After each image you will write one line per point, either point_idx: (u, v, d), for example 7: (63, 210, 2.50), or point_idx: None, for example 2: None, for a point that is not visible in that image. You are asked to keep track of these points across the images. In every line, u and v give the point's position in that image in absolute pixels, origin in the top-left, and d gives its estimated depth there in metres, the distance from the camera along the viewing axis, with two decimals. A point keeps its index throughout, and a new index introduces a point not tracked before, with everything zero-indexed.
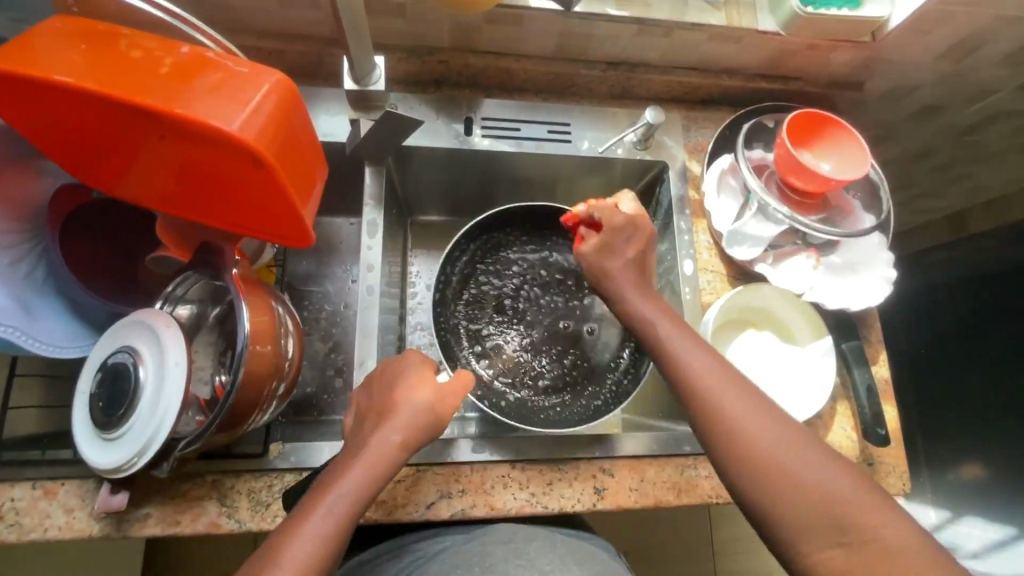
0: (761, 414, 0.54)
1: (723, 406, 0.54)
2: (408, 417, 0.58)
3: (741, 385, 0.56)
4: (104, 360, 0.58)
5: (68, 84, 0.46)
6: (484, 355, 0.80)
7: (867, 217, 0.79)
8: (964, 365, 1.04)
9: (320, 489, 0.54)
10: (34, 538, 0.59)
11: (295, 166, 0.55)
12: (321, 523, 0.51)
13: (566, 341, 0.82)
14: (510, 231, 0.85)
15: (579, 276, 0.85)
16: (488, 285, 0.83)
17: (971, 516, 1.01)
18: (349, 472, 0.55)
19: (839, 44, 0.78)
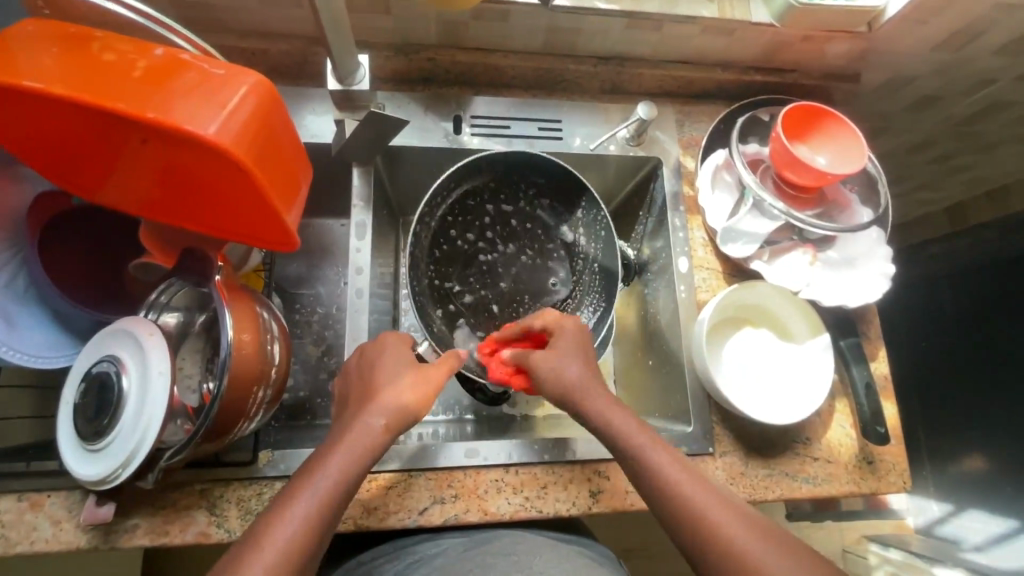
0: (744, 522, 0.52)
1: (707, 523, 0.52)
2: (391, 402, 0.58)
3: (721, 500, 0.54)
4: (88, 370, 0.57)
5: (38, 90, 0.45)
6: (455, 313, 0.77)
7: (865, 211, 0.77)
8: (966, 358, 1.02)
9: (304, 473, 0.53)
10: (21, 550, 0.58)
11: (276, 169, 0.54)
12: (306, 507, 0.51)
13: (535, 293, 0.80)
14: (479, 180, 0.78)
15: (547, 223, 0.81)
16: (460, 240, 0.79)
17: (973, 510, 1.02)
18: (334, 455, 0.54)
19: (834, 35, 0.77)
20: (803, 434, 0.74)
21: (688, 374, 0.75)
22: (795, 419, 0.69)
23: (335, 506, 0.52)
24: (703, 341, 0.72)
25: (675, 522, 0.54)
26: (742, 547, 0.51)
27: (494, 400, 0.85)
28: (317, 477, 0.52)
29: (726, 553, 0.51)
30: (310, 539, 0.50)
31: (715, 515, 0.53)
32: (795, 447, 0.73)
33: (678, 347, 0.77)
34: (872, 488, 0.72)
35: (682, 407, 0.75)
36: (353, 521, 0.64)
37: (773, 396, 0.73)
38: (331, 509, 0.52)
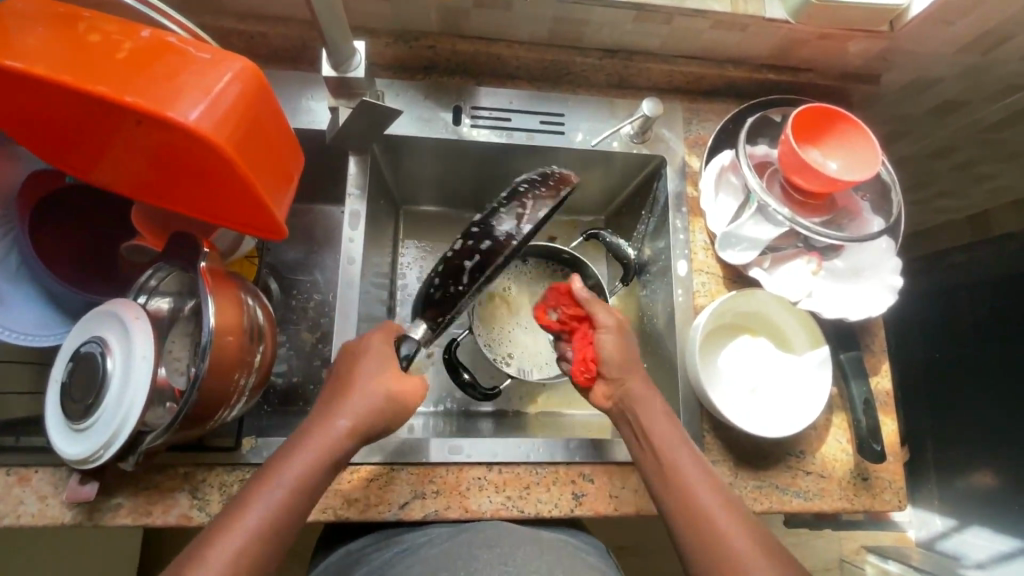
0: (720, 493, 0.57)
1: (689, 493, 0.57)
2: (361, 402, 0.57)
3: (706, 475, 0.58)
4: (75, 350, 0.58)
5: (20, 70, 0.44)
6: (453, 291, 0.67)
7: (877, 220, 0.74)
8: (973, 371, 1.00)
9: (263, 476, 0.52)
10: (8, 523, 0.59)
11: (262, 158, 0.53)
12: (260, 513, 0.50)
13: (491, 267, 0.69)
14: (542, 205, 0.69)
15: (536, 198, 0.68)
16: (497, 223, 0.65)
17: (976, 526, 1.01)
18: (297, 460, 0.53)
19: (853, 34, 0.73)
20: (797, 447, 0.72)
21: (680, 380, 0.73)
22: (785, 432, 0.67)
23: (297, 508, 0.52)
24: (696, 353, 0.70)
25: (660, 490, 0.58)
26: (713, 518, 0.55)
27: (487, 395, 0.80)
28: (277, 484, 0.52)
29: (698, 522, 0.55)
30: (267, 546, 0.50)
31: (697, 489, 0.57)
32: (787, 460, 0.71)
33: (672, 352, 0.75)
34: (865, 506, 0.70)
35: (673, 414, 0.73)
36: (334, 512, 0.64)
37: (767, 407, 0.71)
38: (290, 513, 0.52)
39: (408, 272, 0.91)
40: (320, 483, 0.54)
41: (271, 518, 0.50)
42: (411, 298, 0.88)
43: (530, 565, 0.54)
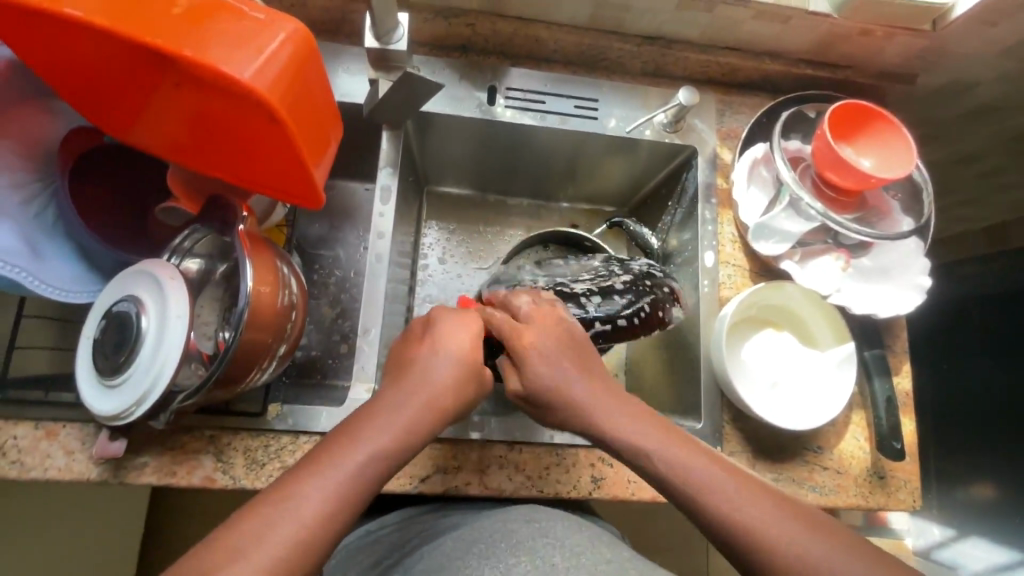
0: (779, 508, 0.49)
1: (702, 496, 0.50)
2: (449, 388, 0.54)
3: (754, 488, 0.50)
4: (109, 308, 0.58)
5: (76, 19, 0.44)
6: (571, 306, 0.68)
7: (907, 220, 0.74)
8: (985, 378, 1.00)
9: (347, 437, 0.48)
10: (35, 476, 0.59)
11: (306, 123, 0.54)
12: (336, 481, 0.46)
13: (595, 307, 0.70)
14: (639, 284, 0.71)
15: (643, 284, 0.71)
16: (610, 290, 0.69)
17: (975, 537, 1.01)
18: (384, 424, 0.50)
19: (895, 31, 0.73)
20: (815, 443, 0.72)
21: (702, 370, 0.73)
22: (807, 426, 0.67)
23: (360, 496, 0.47)
24: (722, 343, 0.70)
25: (731, 542, 0.48)
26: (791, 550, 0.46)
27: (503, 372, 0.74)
28: (336, 471, 0.46)
29: (780, 560, 0.46)
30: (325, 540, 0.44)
31: (750, 513, 0.48)
32: (804, 454, 0.72)
33: (694, 343, 0.75)
34: (880, 504, 0.71)
35: (692, 402, 0.74)
36: None
37: (789, 402, 0.71)
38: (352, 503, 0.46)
39: (430, 252, 0.91)
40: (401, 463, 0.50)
41: (333, 506, 0.45)
42: (432, 278, 0.88)
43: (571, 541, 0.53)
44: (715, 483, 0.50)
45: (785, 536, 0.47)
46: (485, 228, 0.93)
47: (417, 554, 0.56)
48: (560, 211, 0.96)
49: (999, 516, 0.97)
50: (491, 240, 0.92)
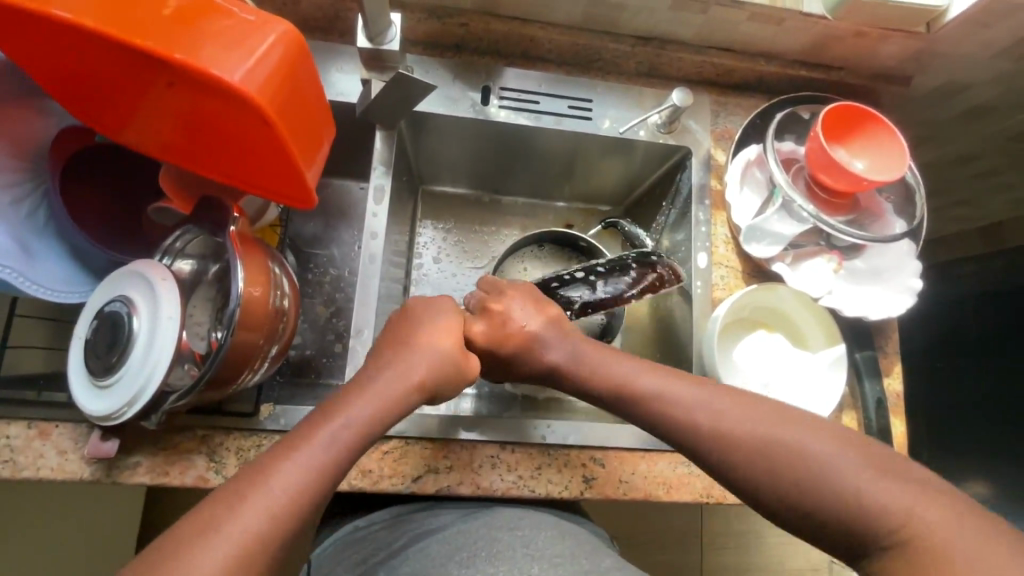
0: (829, 439, 0.51)
1: (720, 423, 0.54)
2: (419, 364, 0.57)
3: (767, 413, 0.53)
4: (101, 308, 0.58)
5: (66, 21, 0.44)
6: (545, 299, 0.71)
7: (899, 222, 0.75)
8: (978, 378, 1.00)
9: (329, 412, 0.50)
10: (27, 476, 0.59)
11: (298, 123, 0.54)
12: (316, 454, 0.46)
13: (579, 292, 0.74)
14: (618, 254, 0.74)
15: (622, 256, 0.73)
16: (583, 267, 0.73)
17: None
18: (361, 399, 0.52)
19: (888, 33, 0.73)
20: None
21: (696, 371, 0.74)
22: None
23: (334, 476, 0.47)
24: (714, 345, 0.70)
25: (751, 467, 0.52)
26: (849, 487, 0.48)
27: None
28: (323, 439, 0.47)
29: (803, 473, 0.50)
30: (300, 520, 0.44)
31: (768, 428, 0.52)
32: None
33: (687, 344, 0.76)
34: None
35: None
36: (347, 482, 0.65)
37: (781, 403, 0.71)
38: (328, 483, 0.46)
39: (424, 251, 0.90)
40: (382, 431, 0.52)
41: (306, 484, 0.45)
42: (426, 277, 0.88)
43: (550, 553, 0.53)
44: (722, 412, 0.54)
45: (811, 453, 0.50)
46: (480, 227, 0.93)
47: (403, 554, 0.56)
48: (555, 210, 0.95)
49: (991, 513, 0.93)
50: (486, 239, 0.92)
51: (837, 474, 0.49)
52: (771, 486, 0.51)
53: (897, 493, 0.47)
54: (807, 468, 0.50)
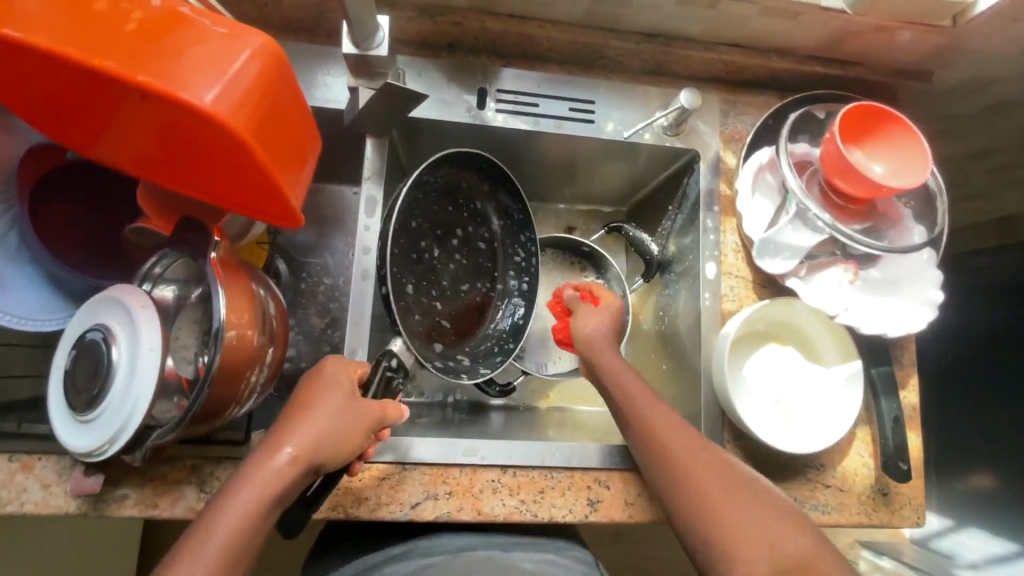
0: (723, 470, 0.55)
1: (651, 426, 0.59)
2: (305, 431, 0.52)
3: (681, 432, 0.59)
4: (78, 338, 0.56)
5: (19, 40, 0.41)
6: (434, 288, 0.75)
7: (918, 228, 0.71)
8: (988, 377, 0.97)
9: (269, 447, 0.51)
10: (11, 511, 0.57)
11: (278, 142, 0.50)
12: (244, 501, 0.48)
13: (481, 268, 0.80)
14: (478, 198, 0.79)
15: (462, 209, 0.78)
16: (448, 237, 0.77)
17: (972, 528, 0.95)
18: (295, 435, 0.51)
19: (912, 27, 0.68)
20: (818, 459, 0.70)
21: (704, 387, 0.71)
22: (809, 449, 0.65)
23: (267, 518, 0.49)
24: (725, 362, 0.67)
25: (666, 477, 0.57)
26: (741, 535, 0.51)
27: (503, 393, 0.80)
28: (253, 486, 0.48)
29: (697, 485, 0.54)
30: None
31: (676, 442, 0.58)
32: (807, 472, 0.69)
33: (695, 357, 0.73)
34: (883, 521, 0.69)
35: (692, 420, 0.71)
36: (343, 510, 0.62)
37: (792, 419, 0.69)
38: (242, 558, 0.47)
39: None
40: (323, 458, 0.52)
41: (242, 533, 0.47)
42: None
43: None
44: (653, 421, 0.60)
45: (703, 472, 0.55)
46: None
47: None
48: (555, 213, 0.92)
49: (995, 507, 0.93)
50: None
51: (723, 499, 0.53)
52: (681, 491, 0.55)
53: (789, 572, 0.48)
54: (703, 485, 0.54)
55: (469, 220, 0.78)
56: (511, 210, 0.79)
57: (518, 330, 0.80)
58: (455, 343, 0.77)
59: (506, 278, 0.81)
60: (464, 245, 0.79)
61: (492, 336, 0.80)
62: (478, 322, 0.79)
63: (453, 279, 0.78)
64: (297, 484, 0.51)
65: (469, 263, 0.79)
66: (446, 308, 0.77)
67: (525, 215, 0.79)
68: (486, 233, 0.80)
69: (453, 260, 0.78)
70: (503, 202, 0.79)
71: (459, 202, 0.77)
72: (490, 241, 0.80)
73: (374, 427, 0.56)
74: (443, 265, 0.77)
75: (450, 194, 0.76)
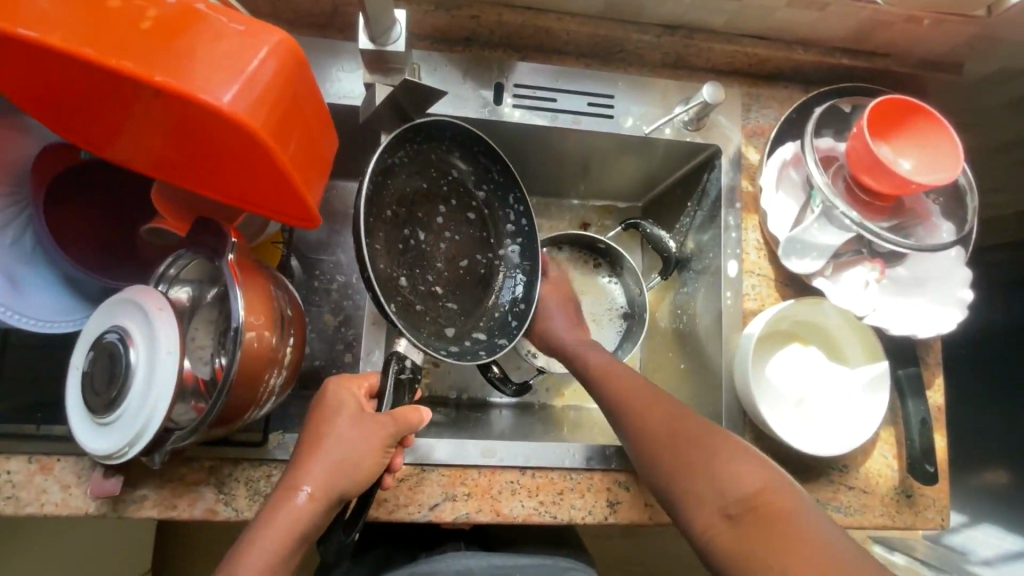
0: (695, 435, 0.54)
1: (626, 397, 0.61)
2: (322, 463, 0.52)
3: (653, 401, 0.59)
4: (95, 339, 0.55)
5: (33, 39, 0.40)
6: (428, 273, 0.70)
7: (947, 226, 0.69)
8: (1008, 373, 0.94)
9: (286, 487, 0.51)
10: (31, 512, 0.57)
11: (296, 140, 0.49)
12: (268, 540, 0.49)
13: (474, 241, 0.74)
14: (456, 167, 0.72)
15: (437, 185, 0.71)
16: (430, 214, 0.71)
17: (986, 524, 0.93)
18: (307, 468, 0.52)
19: (945, 18, 0.66)
20: (840, 461, 0.69)
21: (725, 387, 0.69)
22: (834, 452, 0.64)
23: (294, 552, 0.50)
24: (748, 362, 0.66)
25: (636, 445, 0.58)
26: (696, 505, 0.51)
27: (519, 392, 0.76)
28: (276, 526, 0.49)
29: (661, 452, 0.55)
30: None
31: (646, 415, 0.58)
32: (830, 473, 0.68)
33: (714, 357, 0.72)
34: (906, 523, 0.67)
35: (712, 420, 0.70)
36: None
37: (814, 421, 0.68)
38: None
39: None
40: (342, 489, 0.53)
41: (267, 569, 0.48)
42: None
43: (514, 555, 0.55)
44: (623, 397, 0.61)
45: (667, 435, 0.55)
46: None
47: None
48: (570, 209, 0.90)
49: (1003, 501, 0.91)
50: None
51: (688, 468, 0.52)
52: (650, 459, 0.56)
53: (746, 544, 0.46)
54: (668, 452, 0.54)
55: (450, 194, 0.72)
56: (490, 171, 0.73)
57: (529, 293, 0.74)
58: (466, 324, 0.72)
59: (501, 241, 0.75)
60: (452, 221, 0.73)
61: (503, 305, 0.74)
62: (486, 295, 0.74)
63: (446, 257, 0.72)
64: (319, 518, 0.51)
65: (462, 237, 0.73)
66: (449, 288, 0.72)
67: (508, 175, 0.73)
68: (472, 202, 0.73)
69: (444, 238, 0.72)
70: (491, 166, 0.72)
71: (433, 176, 0.70)
72: (479, 208, 0.74)
73: (392, 442, 0.55)
74: (432, 246, 0.71)
75: (421, 169, 0.69)
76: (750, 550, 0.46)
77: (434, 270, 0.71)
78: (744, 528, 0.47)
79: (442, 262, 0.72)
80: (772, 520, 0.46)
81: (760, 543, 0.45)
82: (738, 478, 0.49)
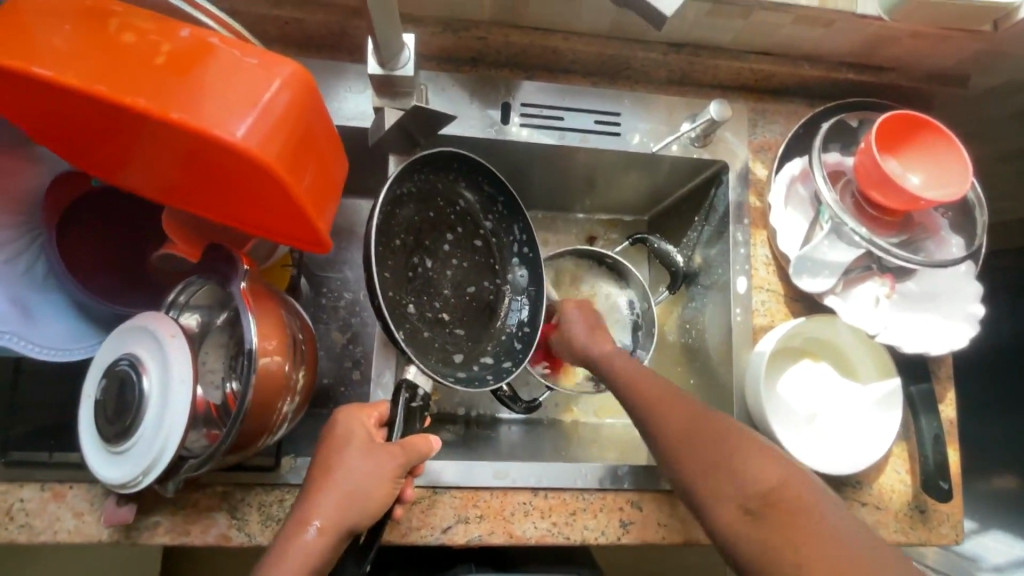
0: (715, 433, 0.53)
1: (641, 400, 0.59)
2: (333, 497, 0.52)
3: (669, 400, 0.57)
4: (107, 368, 0.55)
5: (49, 78, 0.40)
6: (435, 300, 0.70)
7: (956, 240, 0.69)
8: (1016, 381, 0.93)
9: (297, 521, 0.51)
10: (45, 540, 0.57)
11: (307, 168, 0.49)
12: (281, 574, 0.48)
13: (480, 267, 0.74)
14: (462, 196, 0.72)
15: (443, 214, 0.71)
16: (437, 243, 0.71)
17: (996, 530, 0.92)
18: (318, 501, 0.52)
19: (951, 34, 0.66)
20: (853, 477, 0.68)
21: (737, 403, 0.69)
22: (847, 470, 0.63)
23: None
24: (760, 380, 0.66)
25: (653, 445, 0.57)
26: (718, 506, 0.50)
27: (529, 409, 0.76)
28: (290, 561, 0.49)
29: (679, 452, 0.54)
30: None
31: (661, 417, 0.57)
32: (843, 490, 0.68)
33: (725, 374, 0.71)
34: (920, 539, 0.67)
35: None
36: None
37: (826, 439, 0.68)
38: None
39: None
40: (354, 521, 0.53)
41: None
42: None
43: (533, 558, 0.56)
44: (637, 400, 0.59)
45: (687, 433, 0.54)
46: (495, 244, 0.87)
47: None
48: (576, 223, 0.90)
49: (1013, 510, 0.91)
50: None
51: (706, 467, 0.52)
52: (666, 459, 0.55)
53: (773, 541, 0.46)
54: (686, 451, 0.54)
55: (456, 223, 0.72)
56: (496, 200, 0.73)
57: (535, 317, 0.74)
58: (474, 349, 0.72)
59: (507, 267, 0.75)
60: (458, 248, 0.73)
61: (509, 329, 0.74)
62: (493, 320, 0.74)
63: (453, 284, 0.72)
64: (332, 552, 0.51)
65: (468, 264, 0.73)
66: (456, 315, 0.72)
67: (514, 202, 0.73)
68: (479, 231, 0.74)
69: (451, 266, 0.72)
70: (496, 193, 0.73)
71: (440, 205, 0.71)
72: (485, 236, 0.74)
73: (403, 471, 0.55)
74: (439, 274, 0.71)
75: (428, 199, 0.69)
76: (774, 547, 0.46)
77: (441, 297, 0.71)
78: (767, 523, 0.47)
79: (449, 289, 0.72)
80: (794, 518, 0.46)
81: (784, 538, 0.46)
82: (759, 474, 0.49)
